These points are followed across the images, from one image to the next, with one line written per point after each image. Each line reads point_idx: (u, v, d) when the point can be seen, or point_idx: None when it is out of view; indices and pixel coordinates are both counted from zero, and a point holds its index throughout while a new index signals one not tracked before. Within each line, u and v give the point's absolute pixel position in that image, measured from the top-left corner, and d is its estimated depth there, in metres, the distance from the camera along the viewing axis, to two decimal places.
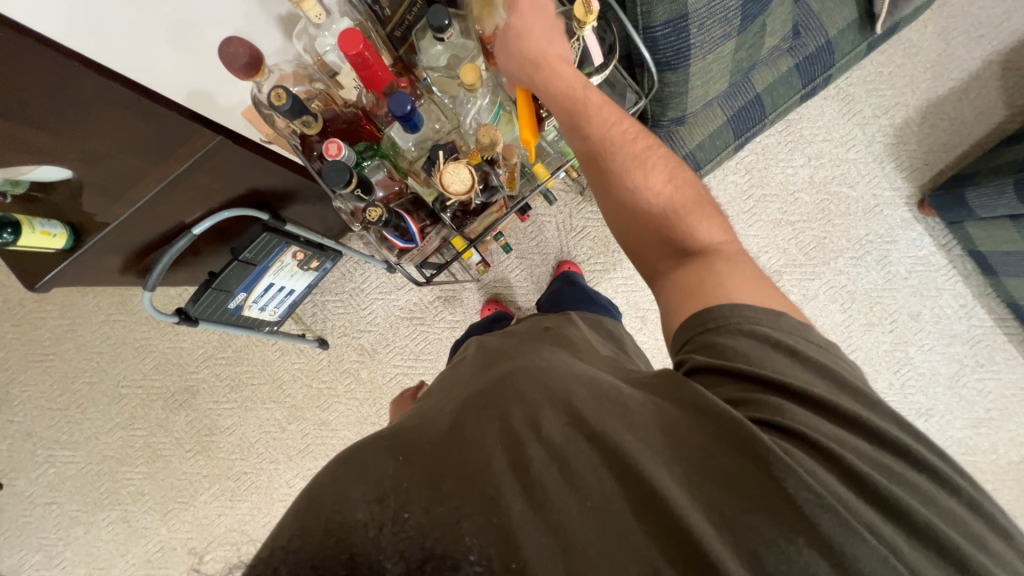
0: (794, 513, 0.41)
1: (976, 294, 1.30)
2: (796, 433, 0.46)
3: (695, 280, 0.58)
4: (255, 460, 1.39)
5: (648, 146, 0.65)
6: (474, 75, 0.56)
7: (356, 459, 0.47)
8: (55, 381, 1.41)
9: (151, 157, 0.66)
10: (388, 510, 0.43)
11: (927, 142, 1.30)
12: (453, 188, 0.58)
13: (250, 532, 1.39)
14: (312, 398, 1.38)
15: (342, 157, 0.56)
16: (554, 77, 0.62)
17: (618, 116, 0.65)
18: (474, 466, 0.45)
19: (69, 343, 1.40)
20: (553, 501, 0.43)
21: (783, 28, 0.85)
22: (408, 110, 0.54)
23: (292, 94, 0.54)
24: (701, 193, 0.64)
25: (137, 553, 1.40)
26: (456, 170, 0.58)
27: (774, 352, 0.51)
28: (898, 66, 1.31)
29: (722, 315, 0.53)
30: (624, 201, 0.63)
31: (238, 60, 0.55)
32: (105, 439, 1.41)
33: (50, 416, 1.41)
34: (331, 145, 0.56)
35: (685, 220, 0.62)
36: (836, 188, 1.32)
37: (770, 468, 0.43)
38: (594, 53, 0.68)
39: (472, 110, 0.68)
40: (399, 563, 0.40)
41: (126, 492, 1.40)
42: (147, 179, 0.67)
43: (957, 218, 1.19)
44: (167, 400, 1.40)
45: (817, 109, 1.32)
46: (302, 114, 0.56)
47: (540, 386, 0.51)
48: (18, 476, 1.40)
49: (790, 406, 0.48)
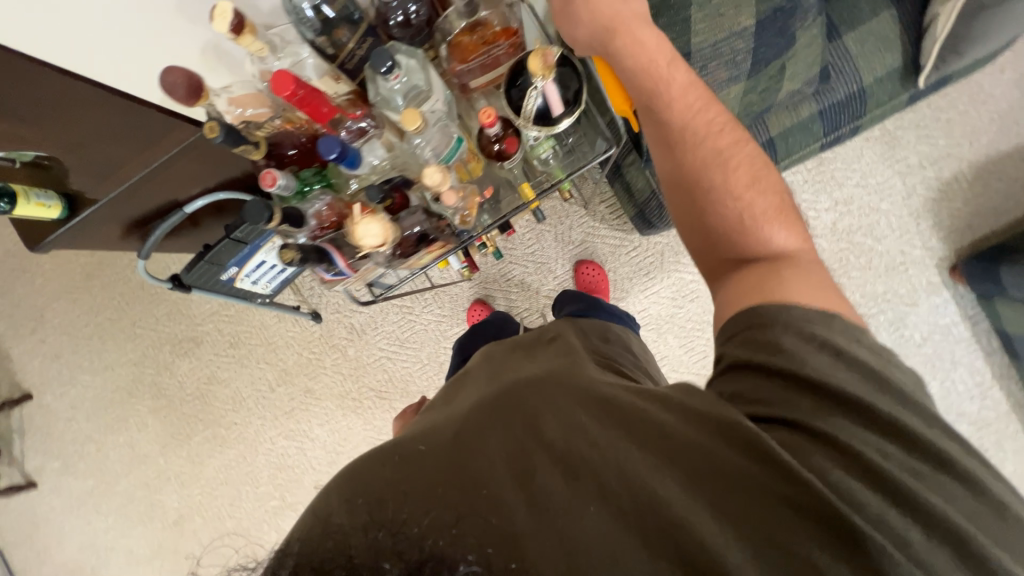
0: (808, 519, 0.41)
1: (995, 375, 1.20)
2: (822, 430, 0.46)
3: (755, 281, 0.58)
4: (245, 413, 1.49)
5: (735, 139, 0.64)
6: (414, 119, 0.59)
7: (357, 477, 0.47)
8: (82, 313, 1.55)
9: (134, 145, 0.71)
10: (386, 513, 0.43)
11: (975, 202, 1.18)
12: (366, 239, 0.63)
13: (233, 476, 1.51)
14: (302, 365, 1.46)
15: (278, 185, 0.61)
16: (636, 48, 0.64)
17: (706, 100, 0.65)
18: (475, 471, 0.46)
19: (96, 280, 1.53)
20: (552, 503, 0.44)
21: (808, 72, 0.78)
22: (337, 154, 0.60)
23: (226, 125, 0.59)
24: (782, 201, 0.62)
25: (136, 475, 1.56)
26: (369, 226, 0.63)
27: (810, 347, 0.51)
28: (959, 113, 1.18)
29: (777, 314, 0.53)
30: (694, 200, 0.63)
31: (177, 90, 0.55)
32: (119, 371, 1.55)
33: (76, 343, 1.55)
34: (269, 173, 0.61)
35: (756, 232, 0.60)
36: (859, 239, 1.22)
37: (785, 475, 0.43)
38: (553, 102, 0.66)
39: (427, 150, 0.68)
40: (398, 564, 0.38)
41: (132, 421, 1.55)
42: (130, 165, 0.72)
43: (986, 293, 1.09)
44: (174, 345, 1.51)
45: (855, 149, 1.21)
46: (240, 142, 0.62)
47: (541, 399, 0.53)
48: (46, 390, 1.57)
49: (811, 413, 0.48)
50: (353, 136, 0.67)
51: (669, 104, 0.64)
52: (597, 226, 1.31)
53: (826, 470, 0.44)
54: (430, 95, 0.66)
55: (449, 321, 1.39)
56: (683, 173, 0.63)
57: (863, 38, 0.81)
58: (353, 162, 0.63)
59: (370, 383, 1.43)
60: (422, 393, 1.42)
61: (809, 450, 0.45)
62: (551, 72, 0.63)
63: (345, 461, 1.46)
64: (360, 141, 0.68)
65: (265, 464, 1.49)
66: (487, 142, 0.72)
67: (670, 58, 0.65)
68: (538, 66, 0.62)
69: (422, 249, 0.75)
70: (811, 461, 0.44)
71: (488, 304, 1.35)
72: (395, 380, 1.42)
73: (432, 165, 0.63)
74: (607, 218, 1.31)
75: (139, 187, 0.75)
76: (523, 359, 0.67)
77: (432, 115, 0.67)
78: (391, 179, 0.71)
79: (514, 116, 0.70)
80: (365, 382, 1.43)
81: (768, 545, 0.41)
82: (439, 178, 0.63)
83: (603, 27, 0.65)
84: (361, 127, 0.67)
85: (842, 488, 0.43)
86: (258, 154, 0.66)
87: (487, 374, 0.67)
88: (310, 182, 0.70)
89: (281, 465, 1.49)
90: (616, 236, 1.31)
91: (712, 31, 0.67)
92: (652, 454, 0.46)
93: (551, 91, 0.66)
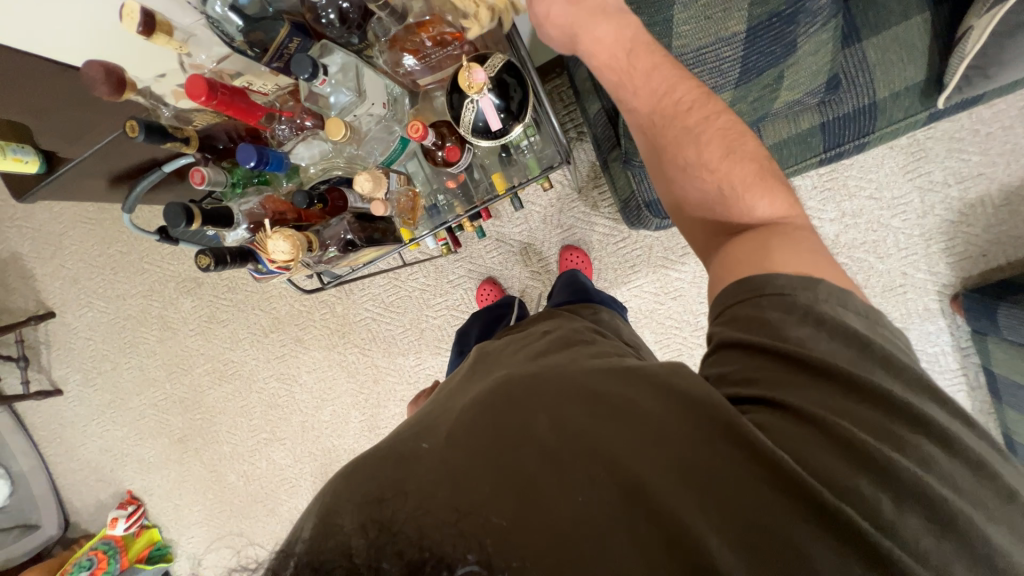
0: (803, 511, 0.40)
1: (975, 410, 1.16)
2: (805, 412, 0.44)
3: (744, 257, 0.54)
4: (241, 352, 1.60)
5: (707, 115, 0.60)
6: (335, 130, 0.61)
7: (356, 473, 0.45)
8: (96, 243, 1.63)
9: (101, 109, 0.76)
10: (386, 514, 0.41)
11: (996, 230, 1.09)
12: (276, 255, 0.64)
13: (229, 408, 1.65)
14: (293, 316, 1.53)
15: (206, 184, 0.63)
16: (596, 45, 0.63)
17: (673, 82, 0.61)
18: (474, 466, 0.43)
19: (107, 213, 1.59)
20: (548, 499, 0.42)
21: (811, 82, 0.70)
22: (254, 163, 0.61)
23: (147, 123, 0.57)
24: (766, 168, 0.59)
25: (147, 395, 1.71)
26: (278, 242, 0.64)
27: (791, 322, 0.49)
28: (1002, 128, 1.06)
29: (758, 286, 0.51)
30: (690, 169, 0.60)
31: (98, 86, 0.55)
32: (130, 301, 1.65)
33: (91, 271, 1.66)
34: (197, 173, 0.62)
35: (752, 198, 0.57)
36: (860, 254, 1.16)
37: (777, 474, 0.41)
38: (490, 118, 0.63)
39: (375, 154, 0.73)
40: (397, 564, 0.37)
41: (142, 347, 1.68)
42: (101, 127, 0.78)
43: (980, 329, 1.03)
44: (179, 283, 1.60)
45: (875, 157, 1.12)
46: (166, 139, 0.60)
47: (537, 394, 0.50)
48: (68, 310, 1.71)
49: (804, 397, 0.45)
50: (288, 134, 0.69)
51: (637, 90, 0.63)
52: (588, 213, 1.28)
53: (817, 458, 0.42)
54: (361, 102, 0.65)
55: (433, 291, 1.42)
56: (675, 144, 0.61)
57: (886, 44, 0.73)
58: (276, 165, 0.64)
59: (355, 340, 1.50)
60: (402, 355, 1.47)
61: (791, 431, 0.44)
62: (483, 87, 0.61)
63: (329, 408, 1.56)
64: (296, 138, 0.70)
65: (258, 401, 1.62)
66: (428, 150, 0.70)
67: (632, 48, 0.62)
68: (465, 81, 0.61)
69: (351, 254, 0.75)
70: (792, 447, 0.43)
71: (498, 284, 1.35)
72: (378, 340, 1.48)
73: (363, 174, 0.66)
74: (600, 205, 1.27)
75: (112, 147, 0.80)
76: (526, 354, 0.64)
77: (364, 120, 0.68)
78: (331, 179, 0.72)
79: (456, 125, 0.66)
80: (351, 339, 1.50)
81: (765, 534, 0.40)
82: (369, 187, 0.66)
83: (568, 30, 0.65)
84: (298, 125, 0.69)
85: (840, 480, 0.42)
86: (190, 148, 0.65)
87: (480, 370, 0.64)
88: (245, 179, 0.71)
89: (272, 403, 1.61)
90: (606, 225, 1.27)
91: (698, 35, 0.63)
92: (645, 447, 0.44)
93: (489, 105, 0.62)
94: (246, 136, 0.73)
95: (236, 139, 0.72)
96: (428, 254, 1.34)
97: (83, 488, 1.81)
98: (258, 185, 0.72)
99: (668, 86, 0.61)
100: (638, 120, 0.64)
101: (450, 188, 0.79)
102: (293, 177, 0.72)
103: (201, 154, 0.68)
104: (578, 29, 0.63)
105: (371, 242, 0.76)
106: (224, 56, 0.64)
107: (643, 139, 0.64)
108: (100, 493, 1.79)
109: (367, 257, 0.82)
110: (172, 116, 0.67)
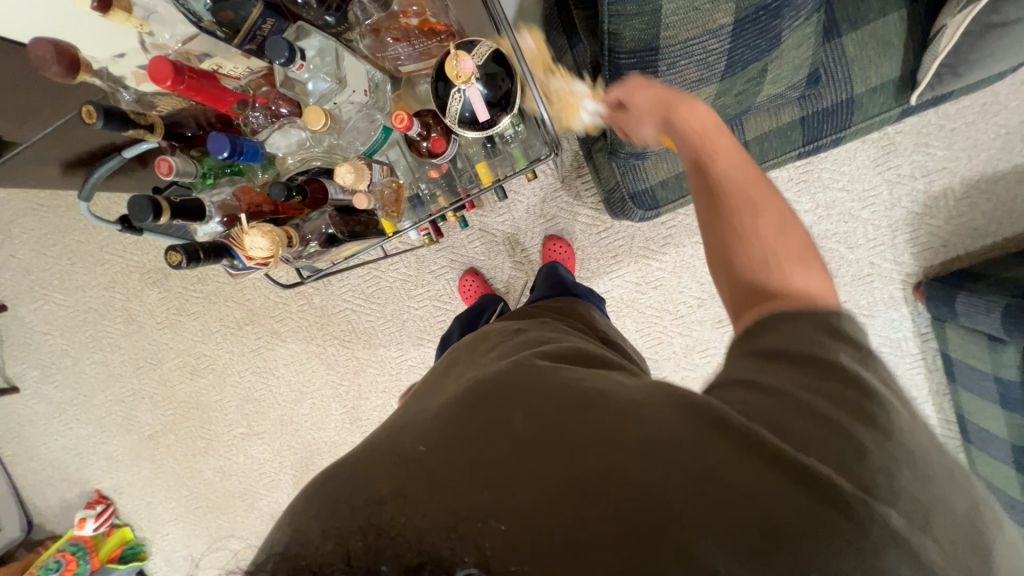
0: (826, 505, 0.38)
1: (931, 391, 1.23)
2: (816, 409, 0.43)
3: (781, 329, 0.49)
4: (213, 345, 1.54)
5: (773, 197, 0.56)
6: (314, 118, 0.58)
7: (351, 476, 0.42)
8: (49, 232, 1.53)
9: (48, 91, 0.71)
10: (383, 516, 0.38)
11: (957, 222, 1.14)
12: (254, 252, 0.62)
13: (203, 403, 1.59)
14: (269, 308, 1.48)
15: (174, 174, 0.60)
16: (690, 116, 0.60)
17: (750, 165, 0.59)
18: (472, 467, 0.41)
19: (61, 200, 1.50)
20: (546, 491, 0.40)
21: (792, 76, 0.72)
22: (227, 155, 0.58)
23: (105, 108, 0.54)
24: (812, 250, 0.54)
25: (113, 391, 1.64)
26: (256, 239, 0.61)
27: (820, 335, 0.48)
28: (966, 123, 1.10)
29: (772, 326, 0.50)
30: (743, 228, 0.55)
31: (50, 66, 0.52)
32: (89, 293, 1.56)
33: (45, 261, 1.55)
34: (163, 162, 0.59)
35: (785, 269, 0.53)
36: (832, 245, 1.20)
37: (785, 464, 0.40)
38: (478, 108, 0.61)
39: (357, 144, 0.69)
40: (396, 567, 0.34)
41: (105, 341, 1.60)
42: (49, 111, 0.72)
43: (940, 316, 1.09)
44: (143, 274, 1.52)
45: (848, 151, 1.15)
46: (128, 125, 0.57)
47: (538, 393, 0.47)
48: (21, 304, 1.60)
49: (807, 386, 0.45)
50: (263, 121, 0.66)
51: (715, 154, 0.58)
52: (571, 202, 1.27)
53: (826, 450, 0.41)
54: (341, 89, 0.62)
55: (413, 282, 1.39)
56: (742, 203, 0.56)
57: (864, 40, 0.75)
58: (251, 156, 0.61)
59: (334, 332, 1.47)
60: (384, 347, 1.45)
61: (796, 426, 0.42)
62: (470, 77, 0.59)
63: (308, 401, 1.53)
64: (271, 126, 0.66)
65: (233, 396, 1.57)
66: (413, 141, 0.68)
67: (719, 129, 0.60)
68: (453, 69, 0.59)
69: (334, 248, 0.74)
70: (805, 444, 0.41)
71: (480, 275, 1.34)
72: (358, 332, 1.45)
73: (345, 165, 0.64)
74: (582, 195, 1.27)
75: (65, 131, 0.75)
76: (504, 351, 0.62)
77: (344, 108, 0.65)
78: (309, 170, 0.69)
79: (442, 115, 0.64)
80: (329, 330, 1.47)
81: (790, 530, 0.37)
82: (352, 179, 0.64)
83: (664, 103, 0.61)
84: (273, 113, 0.66)
85: (845, 466, 0.41)
86: (155, 135, 0.61)
87: (455, 370, 0.63)
88: (216, 171, 0.67)
89: (248, 397, 1.56)
90: (588, 214, 1.27)
91: (684, 26, 0.60)
92: (658, 446, 0.41)
93: (477, 96, 0.61)
94: (216, 122, 0.70)
95: (204, 125, 0.68)
96: (409, 243, 1.32)
97: (46, 489, 1.72)
98: (231, 176, 0.69)
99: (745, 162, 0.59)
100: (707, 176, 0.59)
101: (432, 177, 0.77)
102: (269, 167, 0.70)
103: (167, 142, 0.65)
104: (674, 100, 0.62)
105: (354, 236, 0.74)
106: (190, 36, 0.61)
107: (706, 202, 0.58)
108: (65, 493, 1.71)
109: (350, 250, 0.80)
110: (133, 100, 0.64)
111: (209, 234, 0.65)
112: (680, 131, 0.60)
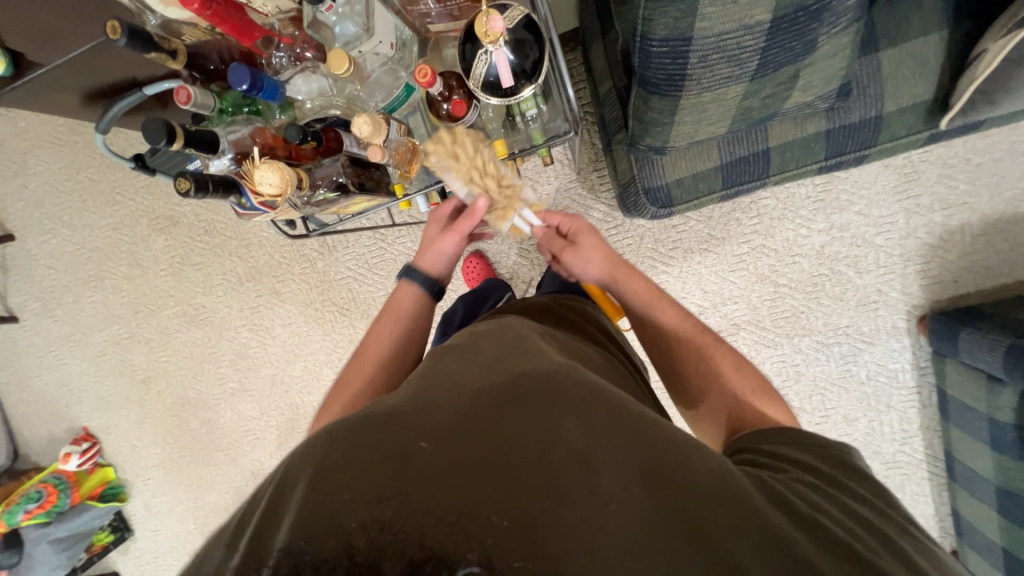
0: (816, 549, 0.41)
1: (922, 426, 1.23)
2: (813, 488, 0.50)
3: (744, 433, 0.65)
4: (213, 298, 1.55)
5: (715, 341, 0.76)
6: (338, 61, 0.58)
7: (352, 460, 0.42)
8: (63, 166, 1.54)
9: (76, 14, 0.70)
10: (387, 512, 0.38)
11: (971, 258, 1.13)
12: (263, 188, 0.62)
13: (197, 353, 1.61)
14: (272, 267, 1.49)
15: (191, 103, 0.61)
16: (631, 280, 0.80)
17: (683, 320, 0.78)
18: (480, 465, 0.41)
19: (79, 136, 1.50)
20: (560, 497, 0.40)
21: (824, 85, 0.71)
22: (246, 87, 0.58)
23: (130, 25, 0.55)
24: (758, 380, 0.71)
25: (109, 331, 1.65)
26: (266, 174, 0.61)
27: (812, 456, 0.56)
28: (992, 160, 1.09)
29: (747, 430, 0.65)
30: (699, 367, 0.74)
31: None
32: (97, 232, 1.57)
33: (57, 196, 1.56)
34: (182, 90, 0.60)
35: (740, 395, 0.69)
36: (841, 268, 1.19)
37: (780, 507, 0.45)
38: (502, 73, 0.60)
39: (376, 99, 0.69)
40: (399, 564, 0.36)
41: (107, 282, 1.61)
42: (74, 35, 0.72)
43: (940, 350, 1.08)
44: (151, 219, 1.53)
45: (870, 174, 1.14)
46: (151, 48, 0.58)
47: (563, 403, 0.47)
48: (28, 236, 1.61)
49: (811, 478, 0.51)
50: (286, 62, 0.66)
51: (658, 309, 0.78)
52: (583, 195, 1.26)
53: (817, 508, 0.46)
54: (367, 37, 0.63)
55: None
56: (695, 349, 0.75)
57: (901, 58, 0.75)
58: (269, 93, 0.61)
59: (334, 298, 1.47)
60: None
61: (795, 491, 0.48)
62: (498, 37, 0.58)
63: (300, 363, 1.54)
64: (294, 68, 0.66)
65: (227, 350, 1.58)
66: (434, 100, 0.68)
67: (657, 296, 0.79)
68: (482, 26, 0.57)
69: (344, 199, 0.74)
70: (798, 497, 0.47)
71: (485, 260, 1.33)
72: (357, 301, 1.46)
73: (363, 116, 0.63)
74: (597, 190, 1.24)
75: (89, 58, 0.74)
76: (532, 346, 0.59)
77: (369, 58, 0.65)
78: (327, 119, 0.69)
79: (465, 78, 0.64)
80: (329, 296, 1.47)
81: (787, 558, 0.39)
82: (368, 131, 0.63)
83: (608, 264, 0.80)
84: (296, 55, 0.65)
85: (834, 521, 0.45)
86: (176, 62, 0.62)
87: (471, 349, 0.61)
88: (234, 106, 0.69)
89: (242, 353, 1.57)
90: (601, 210, 1.25)
91: (721, 19, 0.59)
92: (673, 471, 0.43)
93: (503, 60, 0.60)
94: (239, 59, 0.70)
95: (227, 61, 0.69)
96: (417, 218, 1.31)
97: (36, 421, 1.74)
98: (249, 114, 0.70)
99: (686, 317, 0.78)
100: (660, 331, 0.79)
101: None
102: (287, 110, 0.70)
103: (189, 71, 0.66)
104: (620, 267, 0.80)
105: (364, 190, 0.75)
106: None
107: (674, 349, 0.77)
108: (53, 427, 1.74)
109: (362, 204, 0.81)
110: (159, 24, 0.65)
111: (220, 169, 0.66)
112: (633, 295, 0.79)
